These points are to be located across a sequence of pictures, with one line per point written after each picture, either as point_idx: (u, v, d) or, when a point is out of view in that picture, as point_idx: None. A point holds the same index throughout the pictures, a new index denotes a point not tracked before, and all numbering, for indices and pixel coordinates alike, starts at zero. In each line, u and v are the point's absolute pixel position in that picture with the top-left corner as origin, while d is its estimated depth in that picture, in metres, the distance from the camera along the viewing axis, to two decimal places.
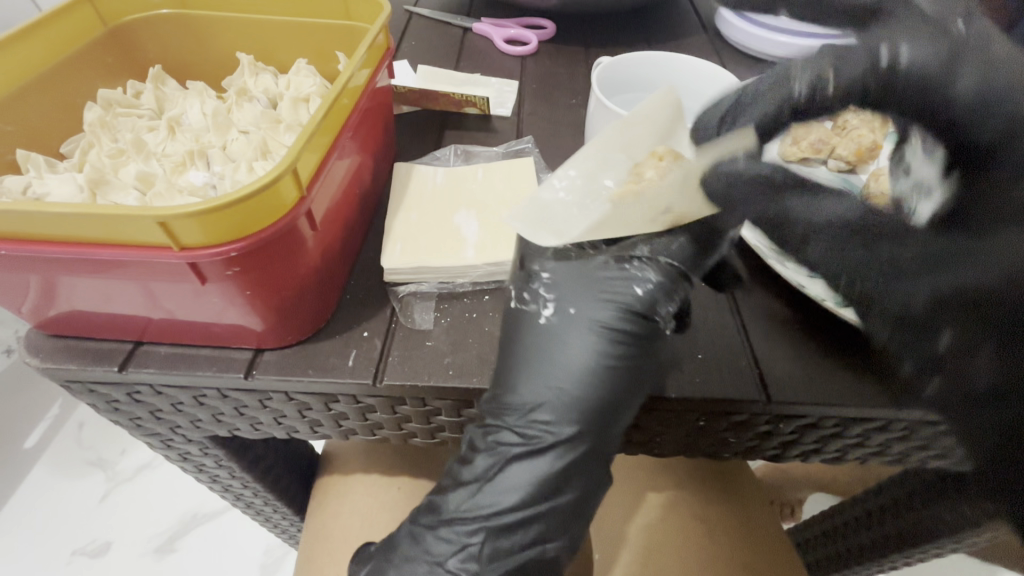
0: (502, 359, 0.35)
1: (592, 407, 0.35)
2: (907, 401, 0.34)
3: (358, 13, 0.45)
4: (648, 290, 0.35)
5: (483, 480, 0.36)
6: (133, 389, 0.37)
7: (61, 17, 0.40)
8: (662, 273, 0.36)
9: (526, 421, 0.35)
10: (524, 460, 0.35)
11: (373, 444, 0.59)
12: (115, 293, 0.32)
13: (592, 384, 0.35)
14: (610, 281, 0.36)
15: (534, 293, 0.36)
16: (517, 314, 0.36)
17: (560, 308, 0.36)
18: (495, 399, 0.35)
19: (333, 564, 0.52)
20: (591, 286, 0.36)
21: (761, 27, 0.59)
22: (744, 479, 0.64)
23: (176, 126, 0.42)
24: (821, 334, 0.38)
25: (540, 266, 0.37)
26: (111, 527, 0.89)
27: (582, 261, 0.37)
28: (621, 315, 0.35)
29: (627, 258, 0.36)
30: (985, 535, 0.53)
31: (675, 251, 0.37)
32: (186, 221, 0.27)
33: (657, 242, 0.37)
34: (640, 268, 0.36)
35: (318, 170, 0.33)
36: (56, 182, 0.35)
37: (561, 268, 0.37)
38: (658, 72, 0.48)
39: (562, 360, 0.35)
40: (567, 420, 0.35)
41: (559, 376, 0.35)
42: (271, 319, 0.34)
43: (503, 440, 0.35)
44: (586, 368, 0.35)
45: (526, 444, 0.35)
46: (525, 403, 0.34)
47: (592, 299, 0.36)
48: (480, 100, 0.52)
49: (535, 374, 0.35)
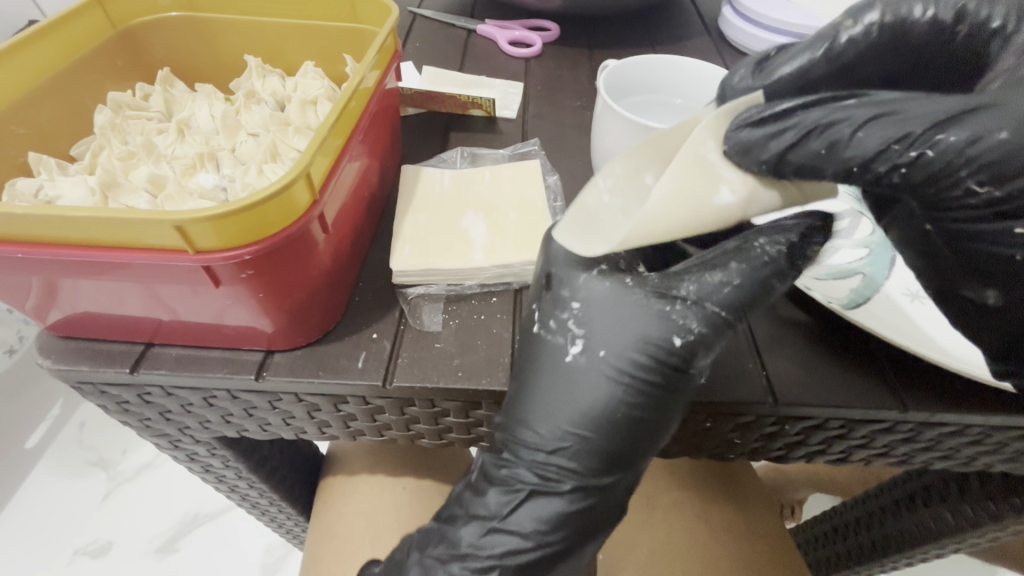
0: (523, 389, 0.34)
1: (608, 458, 0.34)
2: (911, 403, 0.35)
3: (365, 15, 0.45)
4: (687, 341, 0.33)
5: (494, 517, 0.37)
6: (144, 390, 0.37)
7: (72, 19, 0.41)
8: (706, 324, 0.33)
9: (542, 462, 0.35)
10: (540, 497, 0.36)
11: (377, 445, 0.60)
12: (128, 295, 0.32)
13: (611, 436, 0.34)
14: (647, 325, 0.33)
15: (562, 324, 0.34)
16: (538, 342, 0.34)
17: (589, 348, 0.33)
18: (513, 432, 0.35)
19: (339, 564, 0.52)
20: (625, 328, 0.33)
21: (763, 29, 0.60)
22: (747, 480, 0.64)
23: (185, 129, 0.42)
24: (828, 341, 0.38)
25: (570, 293, 0.34)
26: (112, 527, 0.89)
27: (620, 292, 0.34)
28: (652, 366, 0.33)
29: (671, 298, 0.33)
30: (987, 535, 0.54)
31: (728, 296, 0.33)
32: (203, 225, 0.27)
33: (709, 281, 0.33)
34: (683, 315, 0.33)
35: (330, 174, 0.33)
36: (67, 184, 0.35)
37: (596, 297, 0.34)
38: (664, 75, 0.49)
39: (584, 408, 0.33)
40: (587, 468, 0.34)
41: (579, 423, 0.34)
42: (282, 321, 0.34)
43: (517, 475, 0.36)
44: (607, 422, 0.33)
45: (543, 483, 0.36)
46: (544, 444, 0.34)
47: (623, 344, 0.33)
48: (486, 101, 0.53)
49: (557, 419, 0.34)
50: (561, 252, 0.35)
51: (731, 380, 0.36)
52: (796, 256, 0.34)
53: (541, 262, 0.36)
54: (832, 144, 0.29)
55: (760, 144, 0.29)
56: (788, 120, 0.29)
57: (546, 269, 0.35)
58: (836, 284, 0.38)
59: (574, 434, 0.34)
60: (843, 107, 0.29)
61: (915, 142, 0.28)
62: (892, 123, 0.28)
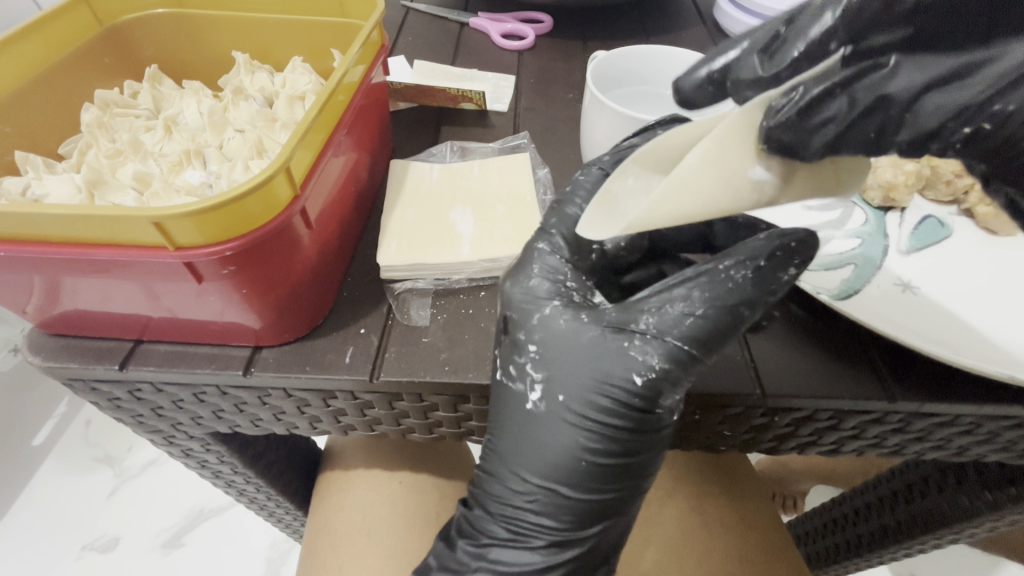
0: (493, 439, 0.35)
1: (576, 509, 0.34)
2: (898, 393, 0.34)
3: (352, 10, 0.45)
4: (648, 379, 0.31)
5: (464, 571, 0.37)
6: (134, 386, 0.37)
7: (57, 16, 0.41)
8: (667, 358, 0.31)
9: (512, 515, 0.36)
10: (508, 548, 0.36)
11: (374, 440, 0.60)
12: (116, 292, 0.32)
13: (580, 485, 0.34)
14: (603, 362, 0.32)
15: (520, 368, 0.33)
16: (502, 391, 0.34)
17: (547, 393, 0.33)
18: (485, 482, 0.37)
19: (333, 559, 0.53)
20: (584, 370, 0.32)
21: (738, 8, 0.61)
22: (742, 469, 0.64)
23: (173, 126, 0.43)
24: (823, 332, 0.38)
25: (526, 336, 0.33)
26: (120, 522, 0.90)
27: (575, 332, 0.33)
28: (614, 410, 0.32)
29: (630, 334, 0.32)
30: (986, 525, 0.53)
31: (689, 328, 0.31)
32: (182, 221, 0.27)
33: (669, 313, 0.31)
34: (642, 350, 0.31)
35: (312, 169, 0.33)
36: (55, 183, 0.36)
37: (553, 337, 0.33)
38: (653, 65, 0.48)
39: (547, 459, 0.34)
40: (557, 517, 0.35)
41: (546, 474, 0.34)
42: (269, 317, 0.34)
43: (487, 529, 0.37)
44: (573, 472, 0.34)
45: (514, 538, 0.36)
46: (512, 495, 0.35)
47: (581, 388, 0.32)
48: (476, 95, 0.52)
49: (521, 467, 0.34)
50: (516, 292, 0.35)
51: (721, 373, 0.36)
52: (770, 284, 0.31)
53: (501, 304, 0.36)
54: (882, 129, 0.26)
55: (801, 143, 0.25)
56: (827, 113, 0.25)
57: (503, 312, 0.35)
58: (825, 276, 0.39)
59: (542, 485, 0.34)
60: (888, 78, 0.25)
61: (970, 119, 0.26)
62: (932, 69, 0.25)
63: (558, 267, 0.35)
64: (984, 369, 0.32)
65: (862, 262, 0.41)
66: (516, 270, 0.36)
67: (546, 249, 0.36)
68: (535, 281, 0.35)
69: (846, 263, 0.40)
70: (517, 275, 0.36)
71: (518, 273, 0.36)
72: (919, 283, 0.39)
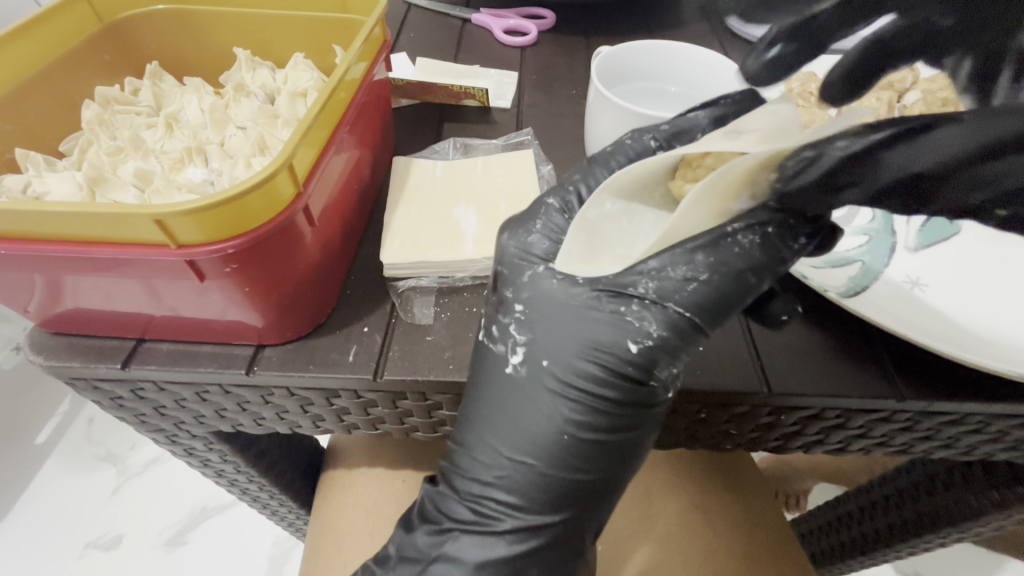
0: (472, 410, 0.34)
1: (549, 491, 0.34)
2: (904, 392, 0.34)
3: (355, 5, 0.45)
4: (645, 346, 0.31)
5: (425, 559, 0.37)
6: (136, 385, 0.37)
7: (57, 12, 0.40)
8: (667, 327, 0.31)
9: (478, 494, 0.35)
10: (473, 535, 0.36)
11: (376, 438, 0.60)
12: (119, 291, 0.32)
13: (556, 461, 0.33)
14: (594, 327, 0.32)
15: (503, 330, 0.33)
16: (483, 352, 0.33)
17: (529, 357, 0.33)
18: (453, 456, 0.36)
19: (337, 557, 0.52)
20: (572, 335, 0.32)
21: None
22: (746, 467, 0.64)
23: (174, 123, 0.42)
24: (831, 330, 0.37)
25: (513, 294, 0.33)
26: (123, 520, 0.90)
27: (567, 294, 0.33)
28: (603, 378, 0.32)
29: (626, 299, 0.32)
30: (993, 524, 0.53)
31: (691, 293, 0.31)
32: (183, 218, 0.27)
33: (671, 278, 0.31)
34: (638, 314, 0.31)
35: (314, 166, 0.33)
36: (55, 180, 0.35)
37: (541, 297, 0.33)
38: (658, 61, 0.48)
39: (526, 430, 0.33)
40: (526, 501, 0.34)
41: (521, 449, 0.33)
42: (271, 315, 0.34)
43: (450, 511, 0.37)
44: (552, 446, 0.33)
45: (477, 522, 0.36)
46: (481, 470, 0.34)
47: (568, 354, 0.32)
48: (479, 92, 0.52)
49: (495, 441, 0.34)
50: (511, 246, 0.35)
51: (726, 370, 0.35)
52: (778, 250, 0.31)
53: (495, 256, 0.36)
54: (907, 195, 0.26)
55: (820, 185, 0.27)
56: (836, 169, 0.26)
57: (496, 267, 0.36)
58: (832, 273, 0.39)
59: (515, 461, 0.34)
60: (922, 145, 0.24)
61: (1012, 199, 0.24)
62: (975, 138, 0.23)
63: (561, 228, 0.35)
64: (990, 365, 0.32)
65: (869, 259, 0.40)
66: (517, 224, 0.36)
67: (555, 205, 0.35)
68: (534, 237, 0.35)
69: (853, 261, 0.40)
70: (517, 230, 0.35)
71: (518, 228, 0.35)
72: (927, 281, 0.39)
